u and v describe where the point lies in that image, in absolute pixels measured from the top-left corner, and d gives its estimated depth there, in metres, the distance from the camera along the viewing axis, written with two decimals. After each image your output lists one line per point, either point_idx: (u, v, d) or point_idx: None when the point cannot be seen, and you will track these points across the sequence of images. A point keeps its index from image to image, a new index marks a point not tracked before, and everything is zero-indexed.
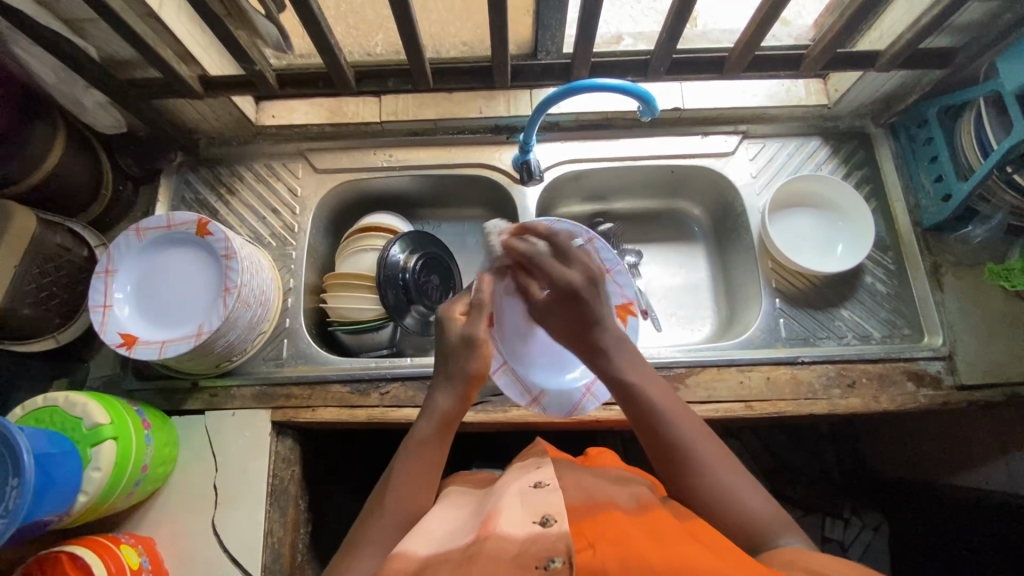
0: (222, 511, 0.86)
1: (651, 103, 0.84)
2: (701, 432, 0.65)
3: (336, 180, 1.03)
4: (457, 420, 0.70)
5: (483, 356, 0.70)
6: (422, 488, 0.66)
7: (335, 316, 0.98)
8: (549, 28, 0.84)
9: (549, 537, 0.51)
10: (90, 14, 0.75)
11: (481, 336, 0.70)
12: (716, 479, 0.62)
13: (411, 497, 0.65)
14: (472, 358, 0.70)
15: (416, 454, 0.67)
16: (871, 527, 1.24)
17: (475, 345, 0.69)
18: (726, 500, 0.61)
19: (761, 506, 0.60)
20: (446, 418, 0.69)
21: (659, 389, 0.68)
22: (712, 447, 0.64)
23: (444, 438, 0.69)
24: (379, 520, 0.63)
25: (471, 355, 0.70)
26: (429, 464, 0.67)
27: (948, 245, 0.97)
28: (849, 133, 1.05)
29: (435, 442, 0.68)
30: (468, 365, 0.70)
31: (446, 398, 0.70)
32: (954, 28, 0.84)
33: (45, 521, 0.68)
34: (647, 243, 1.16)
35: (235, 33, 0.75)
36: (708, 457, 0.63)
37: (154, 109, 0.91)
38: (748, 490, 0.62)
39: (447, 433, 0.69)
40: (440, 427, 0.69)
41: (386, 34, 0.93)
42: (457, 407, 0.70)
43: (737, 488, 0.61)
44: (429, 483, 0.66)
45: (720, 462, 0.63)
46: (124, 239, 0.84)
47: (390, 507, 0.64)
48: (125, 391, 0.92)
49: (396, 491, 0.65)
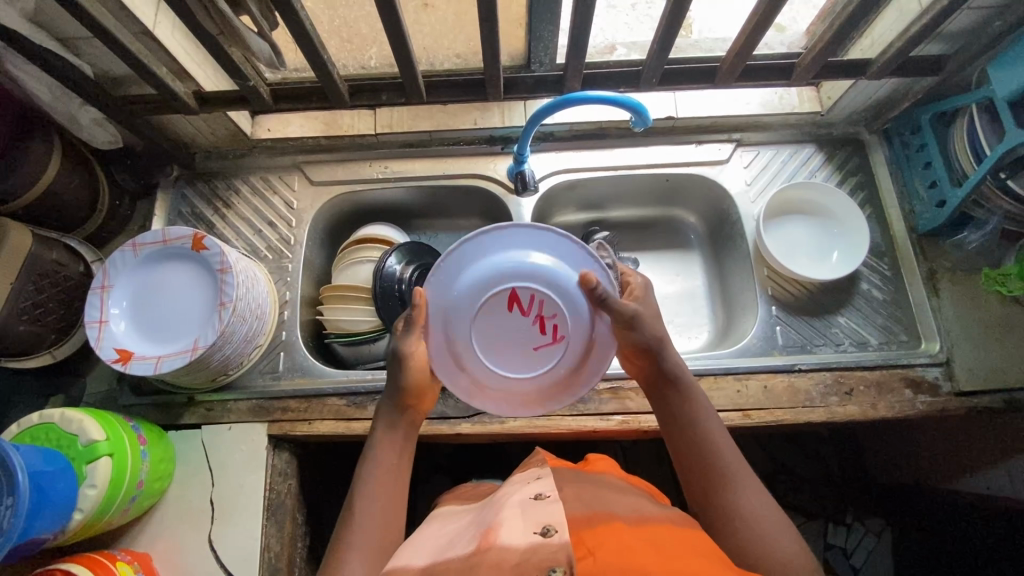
0: (219, 526, 0.86)
1: (644, 114, 0.84)
2: (740, 463, 0.66)
3: (332, 193, 1.04)
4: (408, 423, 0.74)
5: (416, 365, 0.72)
6: (393, 487, 0.68)
7: (332, 328, 0.98)
8: (542, 40, 0.84)
9: (550, 546, 0.51)
10: (85, 33, 0.75)
11: (409, 350, 0.71)
12: (748, 508, 0.62)
13: (384, 502, 0.67)
14: (401, 370, 0.72)
15: (377, 459, 0.70)
16: (873, 533, 1.23)
17: (400, 358, 0.71)
18: (757, 528, 0.61)
19: (793, 546, 0.59)
20: (394, 420, 0.73)
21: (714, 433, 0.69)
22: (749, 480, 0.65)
23: (396, 437, 0.72)
24: (357, 525, 0.64)
25: (401, 368, 0.72)
26: (390, 465, 0.70)
27: (944, 251, 0.96)
28: (843, 140, 1.05)
29: (394, 441, 0.72)
30: (398, 377, 0.72)
31: (388, 404, 0.74)
32: (945, 36, 0.85)
33: (41, 539, 0.68)
34: (644, 251, 1.16)
35: (227, 50, 0.76)
36: (746, 489, 0.64)
37: (149, 124, 0.91)
38: (779, 527, 0.61)
39: (401, 432, 0.73)
40: (389, 427, 0.73)
41: (379, 48, 0.94)
42: (401, 409, 0.73)
43: (771, 522, 0.61)
44: (399, 484, 0.69)
45: (755, 496, 0.63)
46: (120, 254, 0.85)
47: (366, 512, 0.65)
48: (121, 407, 0.92)
49: (371, 495, 0.67)
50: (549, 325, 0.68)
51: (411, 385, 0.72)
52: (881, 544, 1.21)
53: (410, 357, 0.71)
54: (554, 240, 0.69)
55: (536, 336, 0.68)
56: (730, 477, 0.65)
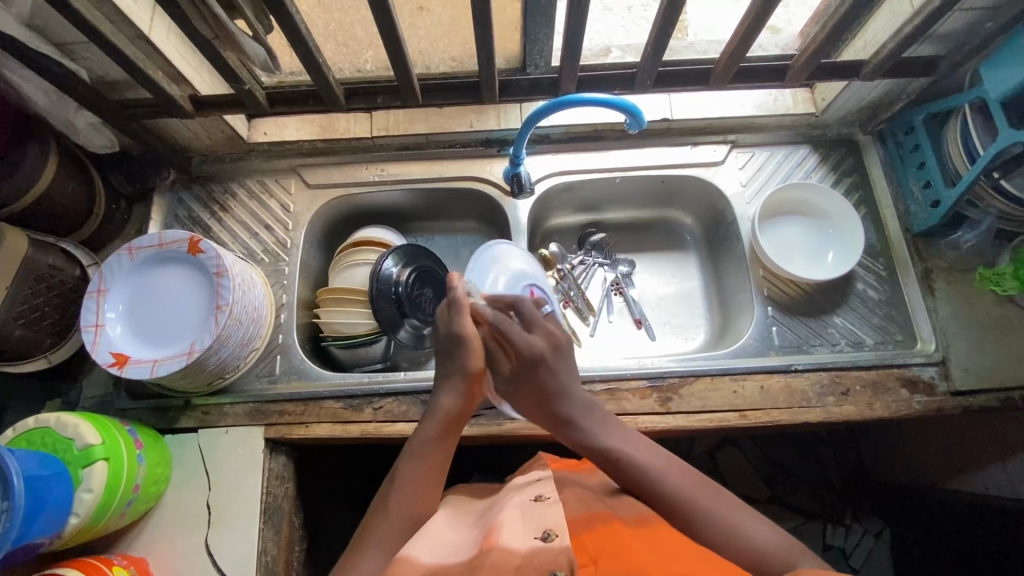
0: (216, 529, 0.86)
1: (639, 116, 0.85)
2: (680, 471, 0.63)
3: (328, 196, 1.04)
4: (462, 419, 0.71)
5: (474, 352, 0.70)
6: (428, 488, 0.67)
7: (328, 330, 0.98)
8: (537, 43, 0.84)
9: (551, 551, 0.52)
10: (81, 37, 0.75)
11: (467, 332, 0.70)
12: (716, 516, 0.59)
13: (415, 497, 0.66)
14: (464, 354, 0.70)
15: (421, 453, 0.68)
16: (872, 533, 1.23)
17: (461, 341, 0.69)
18: (728, 533, 0.58)
19: (766, 535, 0.58)
20: (451, 417, 0.70)
21: (647, 453, 0.65)
22: (702, 491, 0.61)
23: (447, 438, 0.70)
24: (386, 516, 0.65)
25: (460, 352, 0.70)
26: (434, 464, 0.68)
27: (939, 251, 0.97)
28: (838, 141, 1.06)
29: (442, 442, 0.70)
30: (460, 363, 0.70)
31: (450, 399, 0.70)
32: (936, 37, 0.85)
33: (36, 544, 0.68)
34: (640, 251, 1.16)
35: (223, 54, 0.76)
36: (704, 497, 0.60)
37: (146, 129, 0.91)
38: (748, 522, 0.58)
39: (454, 432, 0.70)
40: (441, 427, 0.70)
41: (375, 51, 0.95)
42: (461, 406, 0.70)
43: (740, 520, 0.58)
44: (436, 484, 0.68)
45: (718, 502, 0.60)
46: (116, 257, 0.85)
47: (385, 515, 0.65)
48: (118, 411, 0.92)
49: (406, 490, 0.66)
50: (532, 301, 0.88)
51: (473, 370, 0.70)
52: (881, 543, 1.22)
53: (470, 339, 0.69)
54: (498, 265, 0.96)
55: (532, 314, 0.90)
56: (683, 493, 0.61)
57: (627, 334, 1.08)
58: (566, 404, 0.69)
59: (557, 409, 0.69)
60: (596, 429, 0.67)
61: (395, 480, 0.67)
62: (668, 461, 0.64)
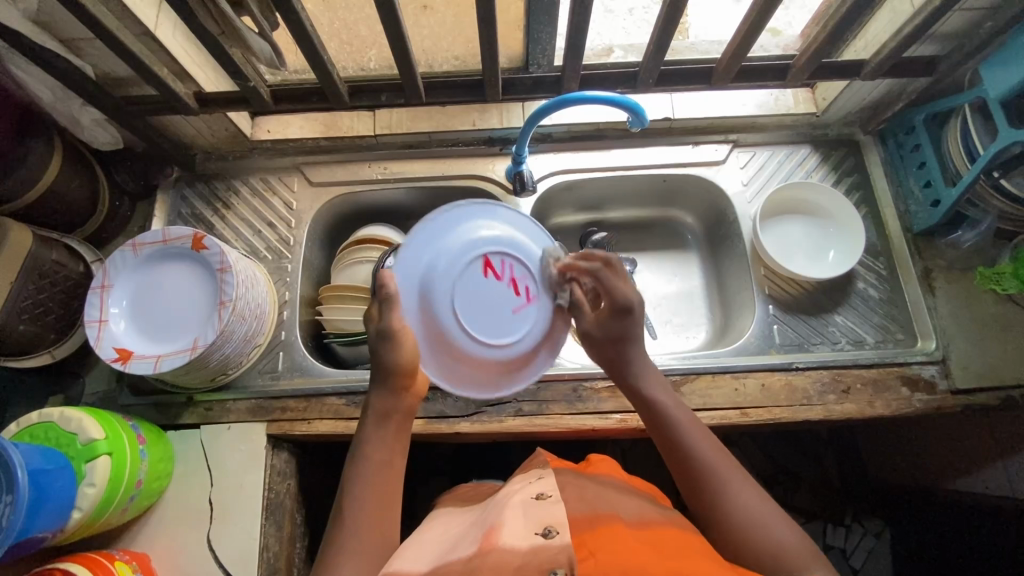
0: (218, 525, 0.86)
1: (641, 115, 0.85)
2: (718, 451, 0.66)
3: (331, 194, 1.04)
4: (397, 413, 0.72)
5: (400, 345, 0.69)
6: (385, 481, 0.67)
7: (330, 327, 0.98)
8: (539, 42, 0.85)
9: (551, 548, 0.51)
10: (87, 34, 0.76)
11: (395, 326, 0.68)
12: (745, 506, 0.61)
13: (372, 495, 0.65)
14: (390, 348, 0.69)
15: (366, 452, 0.69)
16: (873, 533, 1.22)
17: (389, 335, 0.68)
18: (754, 525, 0.59)
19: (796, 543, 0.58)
20: (385, 412, 0.71)
21: (698, 430, 0.68)
22: (739, 481, 0.63)
23: (387, 430, 0.70)
24: (360, 517, 0.63)
25: (393, 346, 0.69)
26: (380, 460, 0.68)
27: (939, 250, 0.97)
28: (839, 140, 1.06)
29: (386, 434, 0.70)
30: (388, 357, 0.69)
31: (382, 394, 0.71)
32: (936, 37, 0.86)
33: (39, 538, 0.68)
34: (641, 251, 1.17)
35: (229, 51, 0.77)
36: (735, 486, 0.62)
37: (150, 126, 0.91)
38: (772, 518, 0.60)
39: (392, 427, 0.71)
40: (379, 420, 0.70)
41: (379, 50, 0.95)
42: (393, 398, 0.71)
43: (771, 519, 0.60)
44: (389, 484, 0.67)
45: (750, 494, 0.62)
46: (120, 254, 0.85)
47: (378, 512, 0.64)
48: (121, 407, 0.92)
49: (360, 490, 0.65)
50: (521, 287, 0.71)
51: (405, 364, 0.69)
52: (881, 544, 1.21)
53: (401, 332, 0.68)
54: (500, 240, 0.71)
55: (512, 298, 0.71)
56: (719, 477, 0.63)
57: None
58: (633, 359, 0.74)
59: (624, 361, 0.74)
60: (657, 389, 0.72)
61: (349, 483, 0.66)
62: (714, 443, 0.67)
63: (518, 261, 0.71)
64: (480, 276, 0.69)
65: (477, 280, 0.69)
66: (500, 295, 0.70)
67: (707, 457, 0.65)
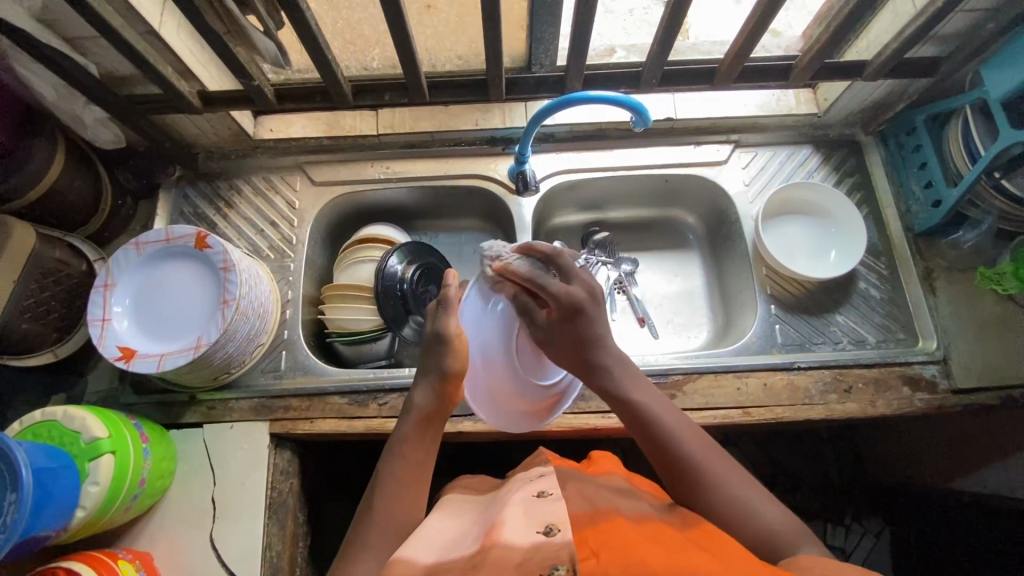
0: (221, 524, 0.86)
1: (644, 115, 0.85)
2: (703, 443, 0.65)
3: (334, 193, 1.04)
4: (439, 416, 0.72)
5: (456, 350, 0.71)
6: (416, 484, 0.67)
7: (333, 327, 0.98)
8: (543, 42, 0.85)
9: (552, 546, 0.52)
10: (92, 32, 0.76)
11: (451, 330, 0.71)
12: (736, 496, 0.61)
13: (402, 494, 0.66)
14: (448, 354, 0.71)
15: (402, 452, 0.69)
16: (872, 533, 1.22)
17: (445, 339, 0.71)
18: (744, 512, 0.60)
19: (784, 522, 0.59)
20: (427, 413, 0.71)
21: (680, 425, 0.67)
22: (728, 471, 0.63)
23: (426, 432, 0.71)
24: (378, 517, 0.64)
25: (444, 351, 0.71)
26: (415, 460, 0.68)
27: (940, 250, 0.98)
28: (840, 141, 1.07)
29: (423, 436, 0.70)
30: (441, 361, 0.71)
31: (426, 394, 0.72)
32: (938, 38, 0.86)
33: (43, 536, 0.68)
34: (642, 250, 1.17)
35: (234, 49, 0.77)
36: (719, 470, 0.63)
37: (153, 125, 0.91)
38: (760, 502, 0.61)
39: (431, 429, 0.71)
40: (419, 421, 0.71)
41: (382, 50, 0.95)
42: (437, 403, 0.71)
43: (760, 503, 0.61)
44: (421, 482, 0.67)
45: (739, 483, 0.62)
46: (123, 252, 0.85)
47: (382, 510, 0.64)
48: (123, 406, 0.92)
49: (390, 490, 0.66)
50: None
51: (454, 372, 0.71)
52: (881, 543, 1.21)
53: (454, 336, 0.71)
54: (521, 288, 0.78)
55: None
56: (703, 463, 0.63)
57: (631, 333, 1.08)
58: (601, 355, 0.71)
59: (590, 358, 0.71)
60: (630, 386, 0.70)
61: (379, 482, 0.67)
62: (698, 435, 0.66)
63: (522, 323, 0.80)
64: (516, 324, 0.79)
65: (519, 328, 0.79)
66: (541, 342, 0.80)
67: (694, 451, 0.64)
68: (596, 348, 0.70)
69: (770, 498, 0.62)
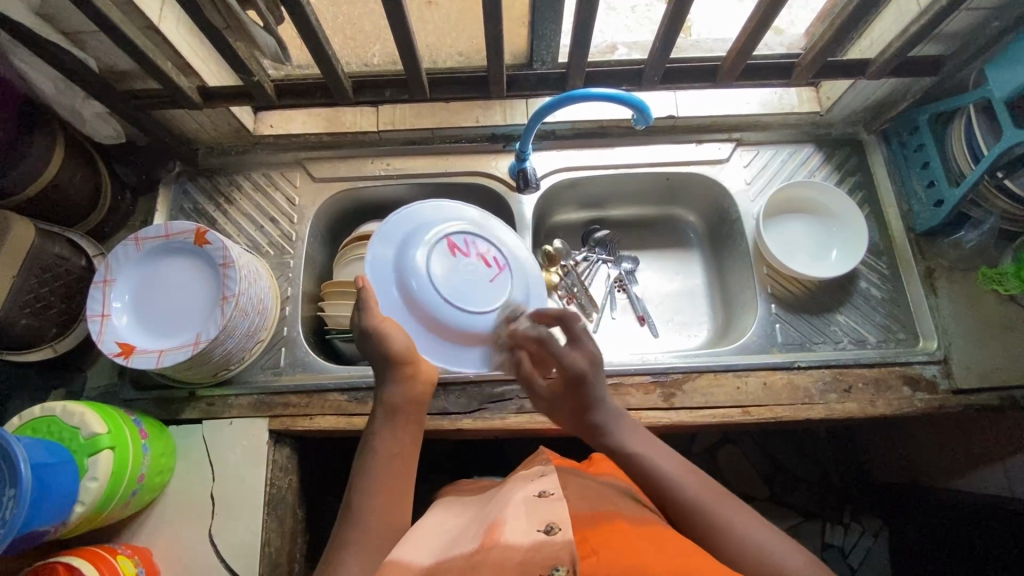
0: (220, 521, 0.86)
1: (646, 112, 0.85)
2: (712, 493, 0.61)
3: (333, 189, 1.04)
4: (410, 406, 0.71)
5: (387, 338, 0.71)
6: (396, 479, 0.67)
7: (333, 324, 0.97)
8: (544, 39, 0.84)
9: (553, 544, 0.51)
10: (92, 27, 0.76)
11: (371, 323, 0.72)
12: (746, 534, 0.57)
13: (383, 492, 0.65)
14: (380, 342, 0.71)
15: (378, 445, 0.68)
16: (871, 533, 1.21)
17: (368, 332, 0.72)
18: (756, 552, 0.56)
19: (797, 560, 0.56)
20: (396, 405, 0.70)
21: (686, 475, 0.63)
22: (737, 513, 0.60)
23: (398, 425, 0.70)
24: (360, 517, 0.63)
25: (378, 343, 0.71)
26: (391, 455, 0.68)
27: (941, 250, 0.97)
28: (842, 140, 1.06)
29: (397, 428, 0.70)
30: (380, 352, 0.71)
31: (391, 387, 0.71)
32: (943, 36, 0.86)
33: (42, 531, 0.68)
34: (643, 249, 1.17)
35: (234, 44, 0.76)
36: (728, 515, 0.59)
37: (154, 121, 0.91)
38: (773, 542, 0.57)
39: (405, 420, 0.70)
40: (390, 415, 0.70)
41: (383, 45, 0.95)
42: (404, 395, 0.71)
43: (773, 543, 0.57)
44: (402, 477, 0.67)
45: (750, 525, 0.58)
46: (123, 247, 0.85)
47: (365, 508, 0.64)
48: (123, 401, 0.92)
49: (371, 487, 0.65)
50: (490, 261, 0.88)
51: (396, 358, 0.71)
52: (880, 542, 1.20)
53: (377, 327, 0.72)
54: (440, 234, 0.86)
55: (485, 270, 0.86)
56: (698, 505, 0.60)
57: (631, 332, 1.08)
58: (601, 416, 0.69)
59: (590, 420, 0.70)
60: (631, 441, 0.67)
61: (359, 480, 0.66)
62: (705, 484, 0.62)
63: (496, 253, 0.89)
64: (450, 263, 0.85)
65: (457, 267, 0.85)
66: (483, 272, 0.86)
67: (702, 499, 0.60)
68: (595, 408, 0.70)
69: (781, 536, 0.58)
